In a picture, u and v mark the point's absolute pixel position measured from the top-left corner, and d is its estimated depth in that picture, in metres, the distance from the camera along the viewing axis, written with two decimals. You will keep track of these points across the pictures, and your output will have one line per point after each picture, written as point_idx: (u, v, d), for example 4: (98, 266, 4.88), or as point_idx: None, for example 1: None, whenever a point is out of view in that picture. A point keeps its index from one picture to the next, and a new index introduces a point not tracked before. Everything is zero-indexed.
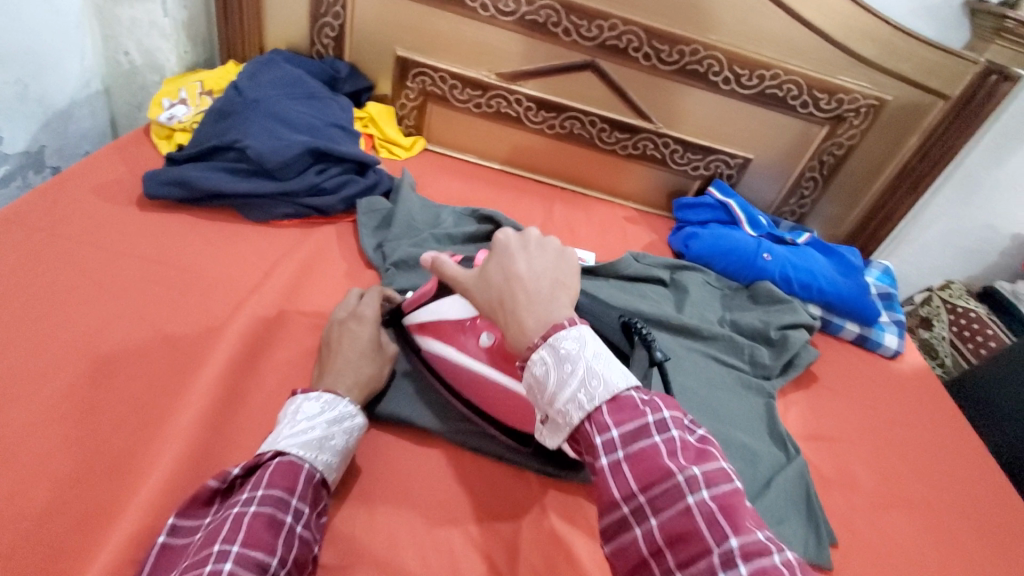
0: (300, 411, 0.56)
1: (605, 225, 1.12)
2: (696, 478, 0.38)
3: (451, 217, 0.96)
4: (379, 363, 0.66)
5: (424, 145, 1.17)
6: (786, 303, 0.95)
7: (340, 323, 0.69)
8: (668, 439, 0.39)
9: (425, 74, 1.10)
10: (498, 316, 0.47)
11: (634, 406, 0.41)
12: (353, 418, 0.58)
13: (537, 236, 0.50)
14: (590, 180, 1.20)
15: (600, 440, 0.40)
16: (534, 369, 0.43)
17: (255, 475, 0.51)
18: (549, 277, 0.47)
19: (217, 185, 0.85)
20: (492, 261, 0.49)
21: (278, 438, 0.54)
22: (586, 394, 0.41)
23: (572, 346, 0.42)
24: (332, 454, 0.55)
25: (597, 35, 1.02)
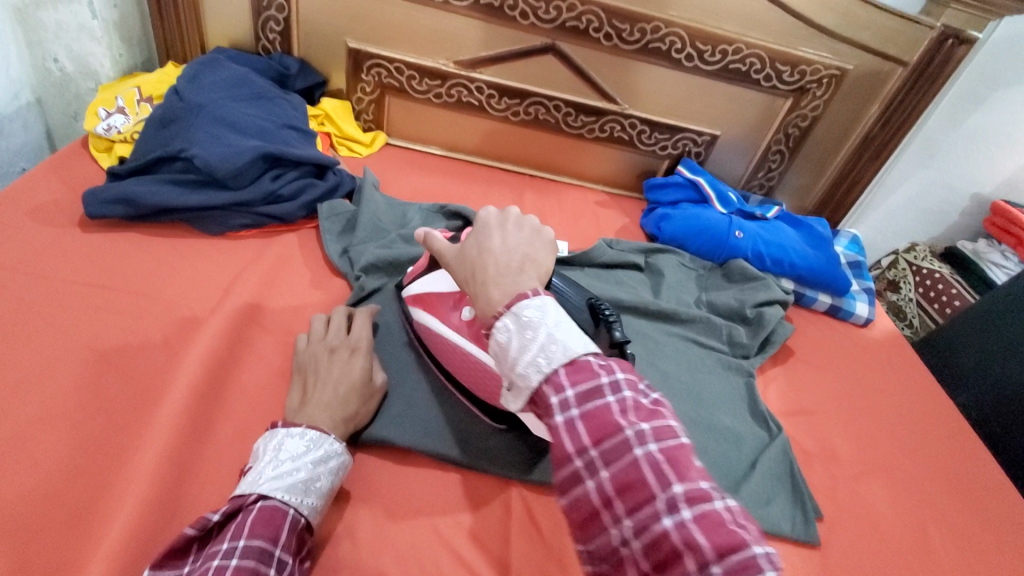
0: (284, 449, 0.54)
1: (576, 211, 1.11)
2: (647, 436, 0.38)
3: (418, 216, 0.94)
4: (366, 395, 0.64)
5: (385, 139, 1.13)
6: (759, 280, 0.95)
7: (327, 352, 0.66)
8: (620, 398, 0.39)
9: (380, 66, 1.06)
10: (471, 286, 0.49)
11: (589, 368, 0.41)
12: (339, 456, 0.57)
13: (517, 215, 0.53)
14: (557, 167, 1.19)
15: (555, 400, 0.40)
16: (499, 336, 0.43)
17: (235, 522, 0.49)
18: (522, 251, 0.49)
19: (167, 201, 0.81)
20: (471, 236, 0.52)
21: (259, 480, 0.52)
22: (547, 360, 0.41)
23: (534, 314, 0.43)
24: (317, 497, 0.53)
25: (556, 17, 0.98)
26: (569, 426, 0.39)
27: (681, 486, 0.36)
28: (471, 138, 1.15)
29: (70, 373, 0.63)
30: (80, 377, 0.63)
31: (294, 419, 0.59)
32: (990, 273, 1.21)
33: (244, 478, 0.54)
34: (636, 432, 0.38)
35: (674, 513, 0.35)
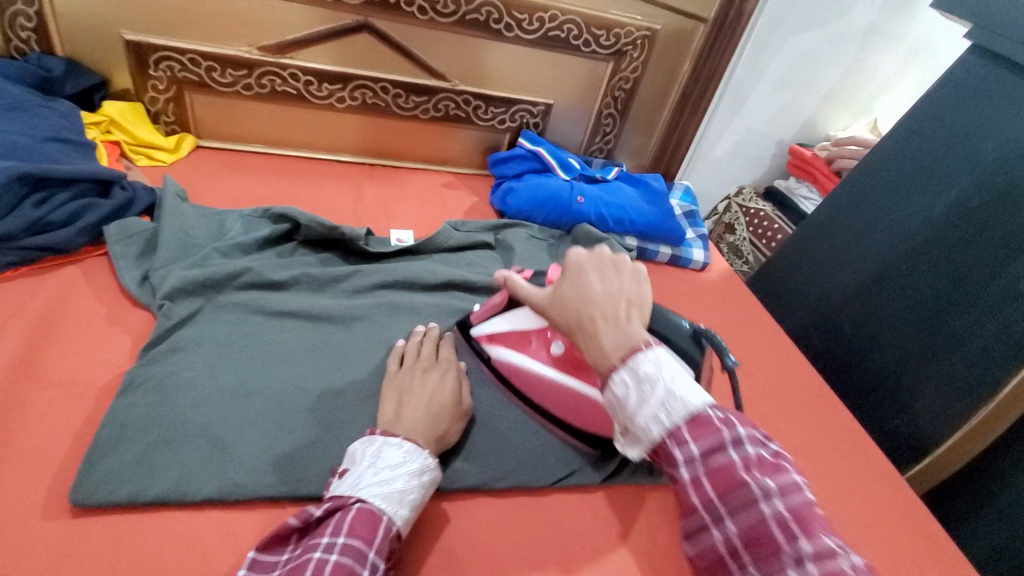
0: (383, 457, 0.56)
1: (615, 232, 1.08)
2: (773, 490, 0.43)
3: (452, 235, 0.95)
4: (454, 419, 0.65)
5: (435, 166, 1.20)
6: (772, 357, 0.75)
7: (418, 370, 0.68)
8: (743, 455, 0.44)
9: (449, 99, 1.12)
10: (573, 329, 0.53)
11: (711, 424, 0.45)
12: (432, 471, 0.58)
13: (609, 255, 0.56)
14: (600, 180, 1.16)
15: (678, 453, 0.45)
16: (614, 389, 0.48)
17: (335, 519, 0.51)
18: (623, 298, 0.52)
19: (216, 213, 0.87)
20: (566, 281, 0.55)
21: (359, 484, 0.54)
22: (667, 413, 0.46)
23: (650, 368, 0.47)
24: (409, 509, 0.55)
25: (614, 44, 1.12)
26: (683, 455, 0.45)
27: (809, 541, 0.40)
28: (513, 162, 1.15)
29: (103, 367, 0.66)
30: (114, 371, 0.66)
31: (388, 425, 0.60)
32: None
33: (341, 480, 0.56)
34: (764, 491, 0.43)
35: (800, 566, 0.39)
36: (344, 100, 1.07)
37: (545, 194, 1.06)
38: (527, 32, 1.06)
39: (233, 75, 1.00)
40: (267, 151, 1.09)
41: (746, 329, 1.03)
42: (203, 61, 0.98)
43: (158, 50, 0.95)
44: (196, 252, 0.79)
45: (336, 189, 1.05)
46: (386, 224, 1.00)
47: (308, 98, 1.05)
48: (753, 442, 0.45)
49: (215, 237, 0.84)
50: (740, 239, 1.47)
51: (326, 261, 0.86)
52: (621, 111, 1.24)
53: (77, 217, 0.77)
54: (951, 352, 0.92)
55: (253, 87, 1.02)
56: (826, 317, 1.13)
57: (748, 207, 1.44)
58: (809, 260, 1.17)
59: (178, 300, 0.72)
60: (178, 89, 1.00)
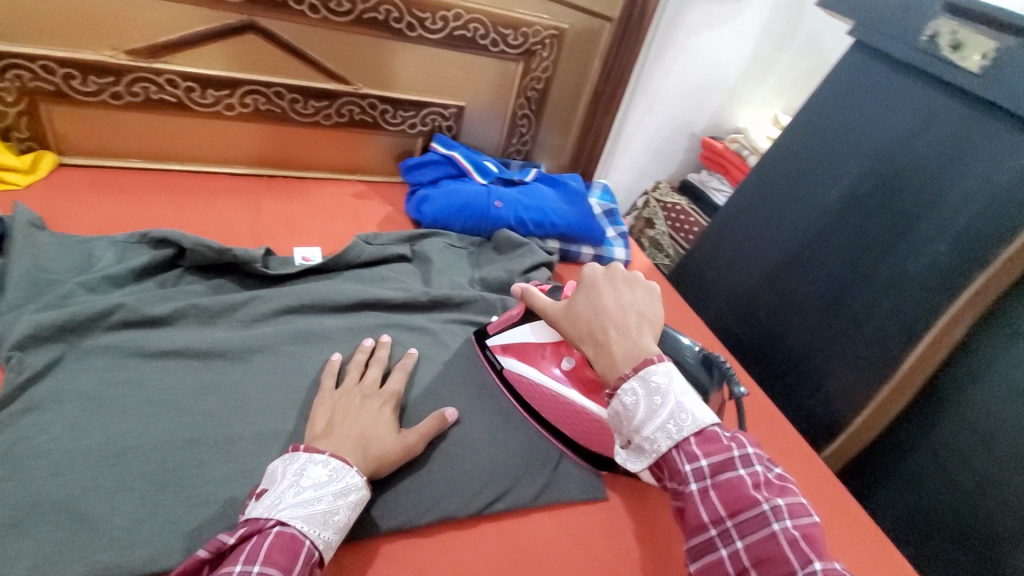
0: (306, 476, 0.52)
1: (535, 236, 1.06)
2: (783, 509, 0.47)
3: (363, 250, 0.89)
4: (392, 445, 0.61)
5: (344, 175, 1.13)
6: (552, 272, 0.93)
7: (359, 396, 0.65)
8: (752, 473, 0.49)
9: (353, 103, 1.05)
10: (586, 341, 0.60)
11: (719, 440, 0.51)
12: (360, 491, 0.54)
13: (622, 272, 0.63)
14: (517, 183, 1.13)
15: (688, 467, 0.50)
16: (625, 399, 0.53)
17: (249, 545, 0.46)
18: (634, 313, 0.60)
19: (81, 241, 0.76)
20: (580, 295, 0.63)
21: (279, 505, 0.50)
22: (675, 426, 0.51)
23: (661, 380, 0.53)
24: (335, 531, 0.51)
25: (522, 42, 1.09)
26: (693, 469, 0.50)
27: (820, 560, 0.44)
28: (426, 168, 1.10)
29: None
30: None
31: (313, 445, 0.57)
32: None
33: (258, 501, 0.51)
34: (772, 505, 0.47)
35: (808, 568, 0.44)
36: (234, 108, 0.98)
37: (461, 200, 1.02)
38: (432, 32, 1.02)
39: (97, 82, 0.88)
40: (148, 167, 0.98)
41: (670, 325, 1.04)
42: (59, 68, 0.85)
43: (1, 57, 0.82)
44: (55, 290, 0.68)
45: (230, 206, 0.96)
46: (290, 243, 0.92)
47: (191, 107, 0.95)
48: (759, 461, 0.51)
49: (80, 270, 0.73)
50: (659, 234, 1.48)
51: (218, 289, 0.78)
52: (536, 111, 1.22)
53: None
54: (855, 332, 0.97)
55: (124, 96, 0.91)
56: (742, 305, 1.17)
57: (665, 201, 1.47)
58: (722, 250, 1.21)
59: (30, 349, 0.61)
60: (30, 101, 0.87)
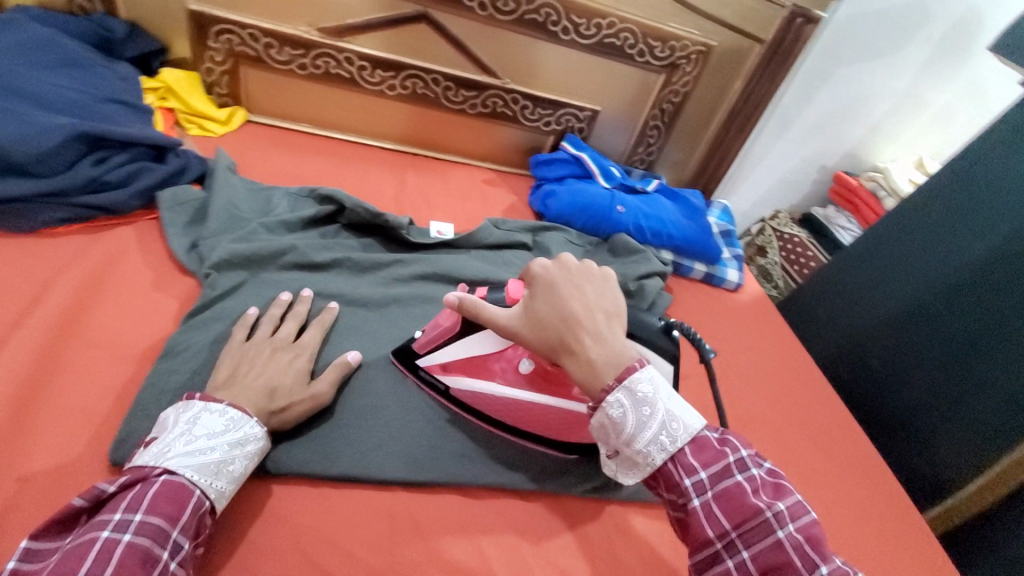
0: (199, 425, 0.53)
1: (651, 245, 1.07)
2: (782, 510, 0.47)
3: (492, 233, 0.95)
4: (295, 396, 0.61)
5: (478, 162, 1.21)
6: (641, 254, 1.01)
7: (268, 348, 0.64)
8: (748, 478, 0.49)
9: (497, 96, 1.12)
10: (557, 352, 0.56)
11: (711, 447, 0.51)
12: (257, 442, 0.55)
13: (574, 265, 0.59)
14: (638, 192, 1.15)
15: (688, 481, 0.50)
16: (612, 412, 0.51)
17: (133, 492, 0.48)
18: (600, 311, 0.56)
19: (264, 188, 0.88)
20: (535, 295, 0.58)
21: (167, 453, 0.51)
22: (667, 435, 0.51)
23: (646, 389, 0.51)
24: (227, 481, 0.52)
25: (668, 56, 1.11)
26: (693, 482, 0.50)
27: (825, 564, 0.45)
28: (554, 165, 1.15)
29: (145, 330, 0.66)
30: (157, 335, 0.66)
31: (213, 395, 0.57)
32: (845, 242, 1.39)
33: (146, 449, 0.52)
34: (771, 509, 0.47)
35: None
36: (395, 88, 1.08)
37: (585, 200, 1.06)
38: (583, 37, 1.06)
39: (290, 53, 1.01)
40: (313, 132, 1.10)
41: (773, 355, 1.03)
42: (262, 38, 0.99)
43: (219, 22, 0.96)
44: (243, 226, 0.79)
45: (380, 175, 1.06)
46: (427, 216, 1.01)
47: (359, 83, 1.06)
48: (754, 463, 0.51)
49: (262, 212, 0.84)
50: (771, 263, 1.44)
51: (367, 246, 0.87)
52: (667, 124, 1.23)
53: (129, 179, 0.77)
54: (982, 394, 0.91)
55: (308, 67, 1.03)
56: (854, 349, 1.12)
57: (782, 232, 1.42)
58: (841, 290, 1.16)
59: (223, 270, 0.73)
60: (234, 62, 1.01)
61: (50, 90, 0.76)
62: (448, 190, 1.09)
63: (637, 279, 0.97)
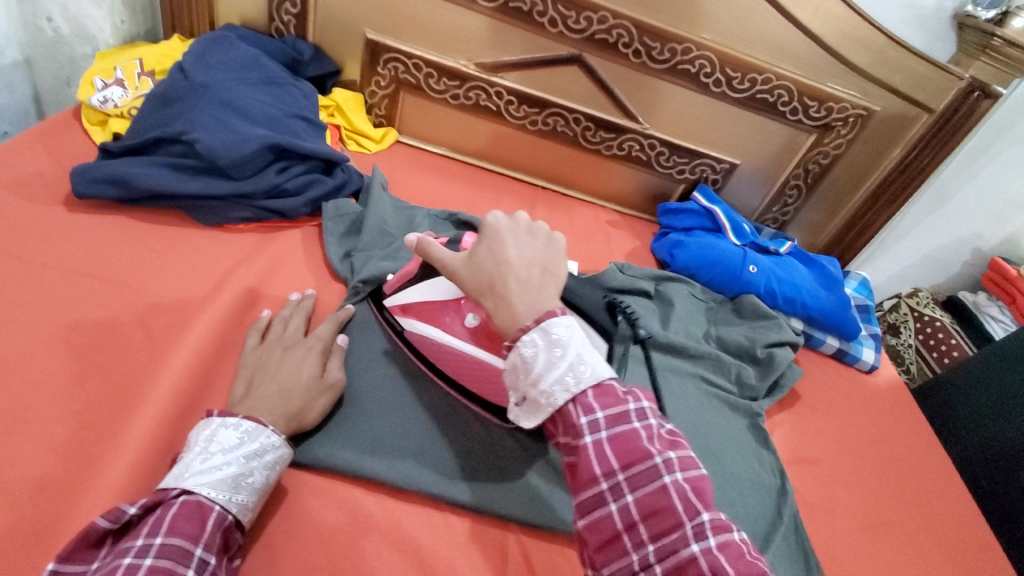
0: (215, 441, 0.54)
1: (781, 311, 1.01)
2: (671, 461, 0.45)
3: (617, 277, 0.96)
4: (311, 395, 0.63)
5: (602, 202, 1.21)
6: (771, 320, 0.96)
7: (278, 349, 0.66)
8: (645, 426, 0.46)
9: (634, 140, 1.12)
10: (485, 298, 0.53)
11: (614, 394, 0.47)
12: (276, 451, 0.56)
13: (525, 221, 0.56)
14: (771, 252, 1.09)
15: (583, 420, 0.46)
16: (523, 350, 0.48)
17: (153, 517, 0.48)
18: (538, 265, 0.53)
19: (408, 208, 0.93)
20: (480, 245, 0.55)
21: (185, 472, 0.52)
22: (574, 379, 0.47)
23: (562, 332, 0.48)
24: (248, 493, 0.53)
25: (824, 116, 1.06)
26: (588, 422, 0.46)
27: (707, 514, 0.43)
28: (683, 215, 1.13)
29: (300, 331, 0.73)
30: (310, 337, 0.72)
31: (230, 410, 0.59)
32: (988, 328, 1.24)
33: (169, 472, 0.53)
34: (662, 459, 0.45)
35: (700, 538, 0.41)
36: (536, 123, 1.11)
37: (715, 255, 1.02)
38: (735, 90, 1.05)
39: (447, 84, 1.07)
40: (453, 156, 1.16)
41: (909, 452, 0.93)
42: (425, 68, 1.06)
43: (390, 51, 1.05)
44: (390, 243, 0.85)
45: (511, 205, 1.09)
46: None
47: (504, 116, 1.10)
48: (653, 416, 0.48)
49: (405, 230, 0.89)
50: (903, 344, 1.31)
51: None
52: (809, 185, 1.17)
53: (304, 188, 0.86)
54: None
55: (460, 97, 1.09)
56: (1007, 461, 0.98)
57: (922, 313, 1.29)
58: (992, 389, 1.03)
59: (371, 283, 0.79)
60: (395, 87, 1.09)
61: (253, 104, 0.85)
62: (573, 227, 1.10)
63: (766, 347, 0.92)
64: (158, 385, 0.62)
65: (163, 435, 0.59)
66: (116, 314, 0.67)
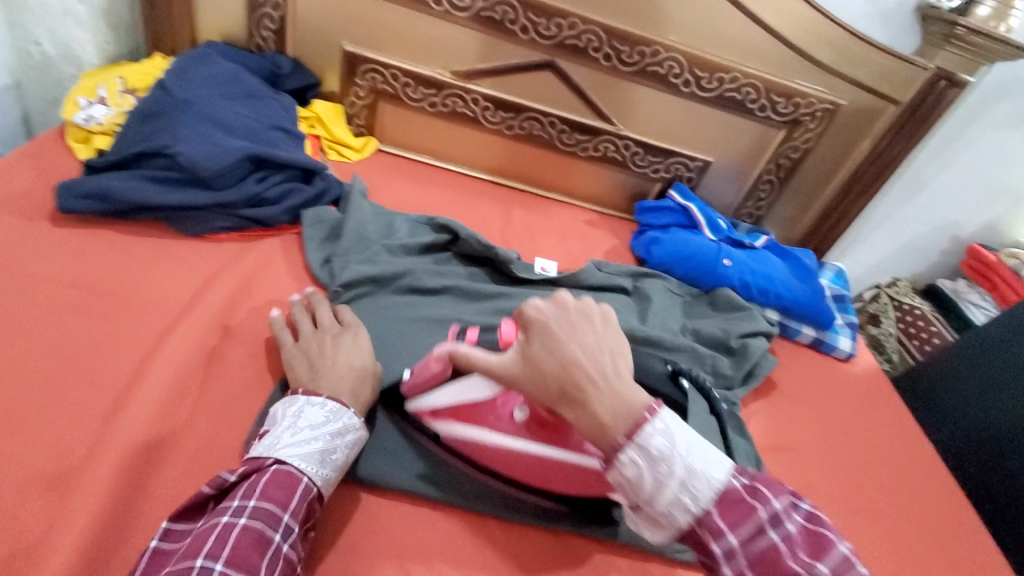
0: (303, 417, 0.59)
1: (756, 303, 1.04)
2: (824, 574, 0.43)
3: (593, 275, 0.97)
4: (372, 375, 0.66)
5: (582, 203, 1.23)
6: (744, 311, 0.99)
7: (327, 336, 0.69)
8: (785, 538, 0.45)
9: (609, 141, 1.15)
10: (557, 399, 0.48)
11: (742, 503, 0.46)
12: (356, 432, 0.61)
13: (571, 302, 0.51)
14: (746, 247, 1.12)
15: (718, 548, 0.45)
16: (625, 471, 0.46)
17: (249, 482, 0.55)
18: (606, 351, 0.49)
19: (388, 213, 0.95)
20: (534, 339, 0.50)
21: (277, 445, 0.57)
22: (688, 494, 0.46)
23: (661, 443, 0.46)
24: (331, 468, 0.58)
25: (791, 112, 1.09)
26: (722, 549, 0.45)
27: None
28: (660, 213, 1.15)
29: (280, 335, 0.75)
30: None
31: (311, 387, 0.63)
32: (968, 312, 1.26)
33: (260, 442, 0.59)
34: (810, 572, 0.43)
35: None
36: (513, 128, 1.14)
37: (690, 251, 1.05)
38: (704, 90, 1.07)
39: (423, 92, 1.10)
40: (433, 163, 1.18)
41: (886, 437, 0.95)
42: (402, 78, 1.09)
43: (368, 62, 1.07)
44: (369, 248, 0.87)
45: (491, 208, 1.11)
46: (532, 252, 1.05)
47: (481, 122, 1.13)
48: (786, 515, 0.46)
49: (385, 235, 0.92)
50: (885, 334, 1.32)
51: (474, 276, 0.91)
52: (781, 179, 1.19)
53: (283, 197, 0.88)
54: None
55: (437, 105, 1.12)
56: (987, 444, 0.99)
57: (902, 301, 1.32)
58: (976, 375, 1.04)
59: (351, 288, 0.81)
60: (374, 97, 1.12)
61: (232, 118, 0.88)
62: (552, 228, 1.13)
63: (740, 337, 0.94)
64: (140, 388, 0.64)
65: (145, 436, 0.61)
66: (101, 325, 0.69)
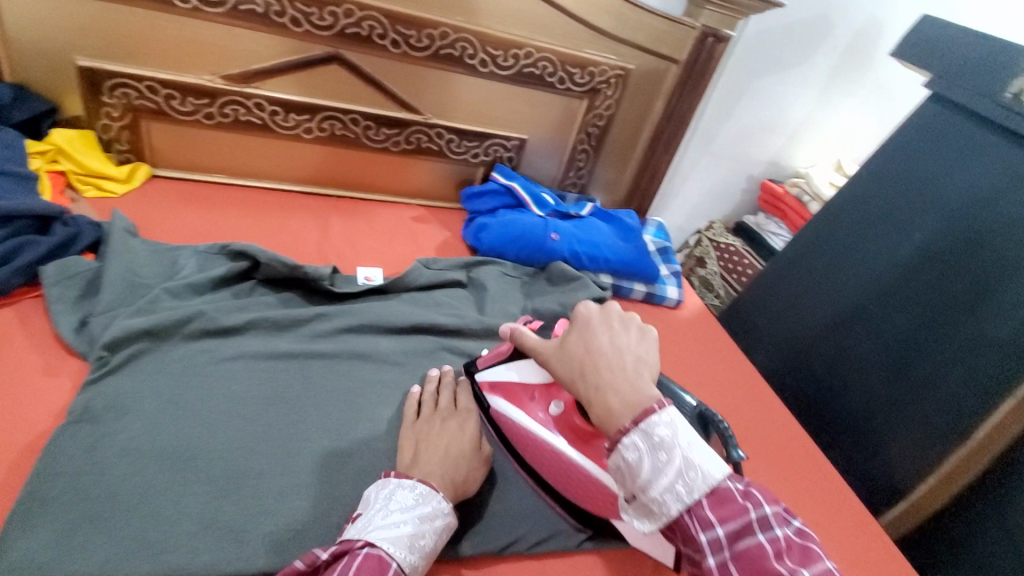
0: (396, 500, 0.55)
1: (588, 270, 1.06)
2: None
3: (422, 274, 0.92)
4: (473, 464, 0.63)
5: (406, 199, 1.17)
6: (578, 280, 1.00)
7: (437, 419, 0.67)
8: (772, 538, 0.43)
9: (421, 131, 1.09)
10: (577, 386, 0.52)
11: (733, 501, 0.45)
12: (446, 517, 0.56)
13: (616, 311, 0.55)
14: (573, 217, 1.14)
15: (703, 536, 0.44)
16: (626, 455, 0.46)
17: (342, 562, 0.49)
18: (631, 354, 0.51)
19: (169, 249, 0.82)
20: (572, 334, 0.54)
21: (369, 527, 0.52)
22: (683, 485, 0.45)
23: (665, 433, 0.46)
24: (421, 555, 0.52)
25: (588, 81, 1.12)
26: (710, 538, 0.44)
27: None
28: (486, 197, 1.13)
29: (26, 425, 0.60)
30: (40, 429, 0.60)
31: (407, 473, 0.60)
32: (771, 241, 1.41)
33: (353, 526, 0.54)
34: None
35: None
36: (312, 131, 1.03)
37: (518, 231, 1.04)
38: (502, 68, 1.06)
39: (194, 103, 0.95)
40: (227, 182, 1.05)
41: (718, 370, 1.03)
42: (162, 90, 0.93)
43: (113, 76, 0.90)
44: (143, 295, 0.73)
45: (302, 223, 1.01)
46: (354, 262, 0.97)
47: (272, 129, 1.01)
48: (779, 522, 0.45)
49: (166, 276, 0.78)
50: (711, 273, 1.47)
51: (286, 301, 0.82)
52: (595, 147, 1.23)
53: (10, 256, 0.71)
54: (921, 396, 0.93)
55: (215, 116, 0.98)
56: (799, 357, 1.13)
57: (719, 241, 1.46)
58: (781, 297, 1.18)
59: (119, 349, 0.66)
60: (133, 117, 0.95)
61: None
62: (376, 232, 1.05)
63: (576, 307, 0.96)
64: None
65: None
66: None
